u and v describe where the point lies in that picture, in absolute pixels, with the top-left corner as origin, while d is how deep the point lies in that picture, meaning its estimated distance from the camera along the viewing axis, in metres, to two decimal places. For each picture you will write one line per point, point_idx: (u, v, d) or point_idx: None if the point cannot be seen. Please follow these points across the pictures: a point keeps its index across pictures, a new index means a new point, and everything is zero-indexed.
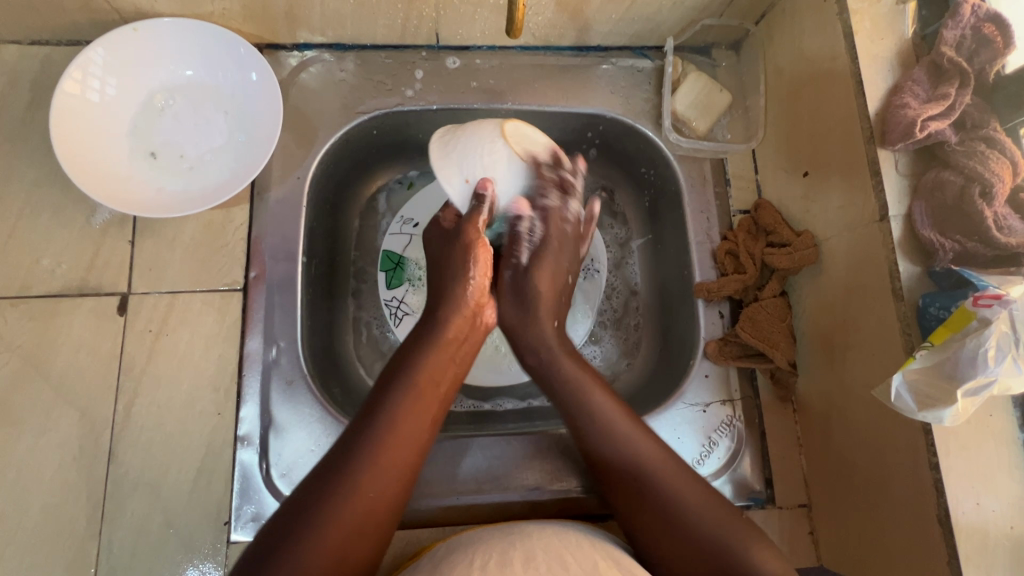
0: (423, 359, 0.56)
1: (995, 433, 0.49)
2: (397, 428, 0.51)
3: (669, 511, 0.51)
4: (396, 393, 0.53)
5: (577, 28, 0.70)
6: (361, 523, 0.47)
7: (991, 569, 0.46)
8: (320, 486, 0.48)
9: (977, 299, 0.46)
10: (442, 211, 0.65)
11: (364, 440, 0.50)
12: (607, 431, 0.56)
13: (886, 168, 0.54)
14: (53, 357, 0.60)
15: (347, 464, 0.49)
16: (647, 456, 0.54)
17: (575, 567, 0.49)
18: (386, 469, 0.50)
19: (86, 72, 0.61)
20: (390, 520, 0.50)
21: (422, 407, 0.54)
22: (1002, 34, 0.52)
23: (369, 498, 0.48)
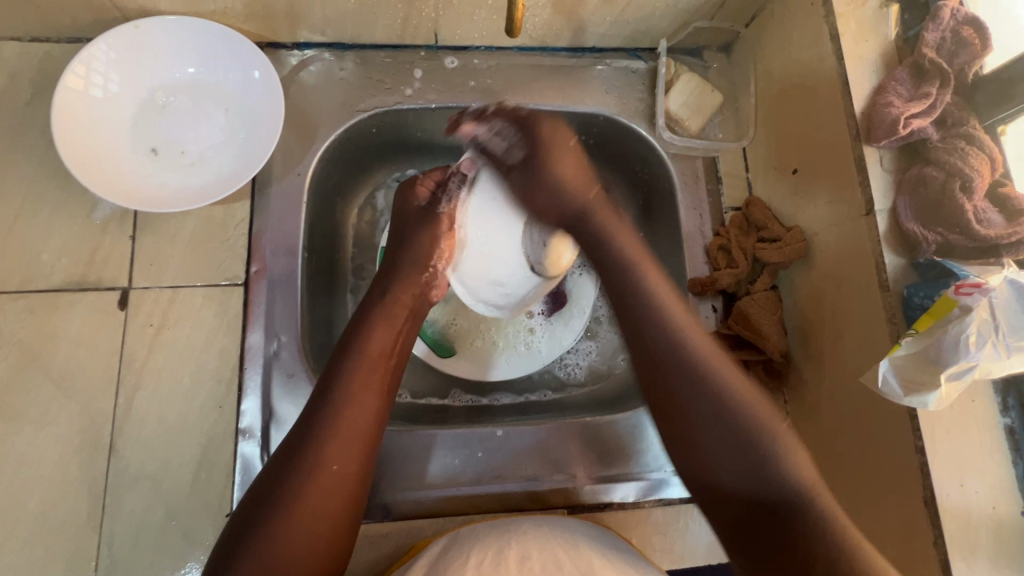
0: (366, 337, 0.58)
1: (977, 419, 0.51)
2: (350, 403, 0.53)
3: (703, 384, 0.52)
4: (346, 368, 0.55)
5: (573, 28, 0.72)
6: (324, 498, 0.49)
7: (972, 547, 0.49)
8: (279, 472, 0.49)
9: (959, 288, 0.48)
10: (421, 176, 0.70)
11: (316, 423, 0.51)
12: (680, 345, 0.54)
13: (871, 164, 0.56)
14: (53, 350, 0.61)
15: (305, 437, 0.51)
16: (727, 377, 0.52)
17: (569, 566, 0.51)
18: (343, 447, 0.51)
19: (89, 68, 0.62)
20: (359, 496, 0.51)
21: (370, 382, 0.55)
22: (979, 37, 0.54)
23: (330, 471, 0.50)
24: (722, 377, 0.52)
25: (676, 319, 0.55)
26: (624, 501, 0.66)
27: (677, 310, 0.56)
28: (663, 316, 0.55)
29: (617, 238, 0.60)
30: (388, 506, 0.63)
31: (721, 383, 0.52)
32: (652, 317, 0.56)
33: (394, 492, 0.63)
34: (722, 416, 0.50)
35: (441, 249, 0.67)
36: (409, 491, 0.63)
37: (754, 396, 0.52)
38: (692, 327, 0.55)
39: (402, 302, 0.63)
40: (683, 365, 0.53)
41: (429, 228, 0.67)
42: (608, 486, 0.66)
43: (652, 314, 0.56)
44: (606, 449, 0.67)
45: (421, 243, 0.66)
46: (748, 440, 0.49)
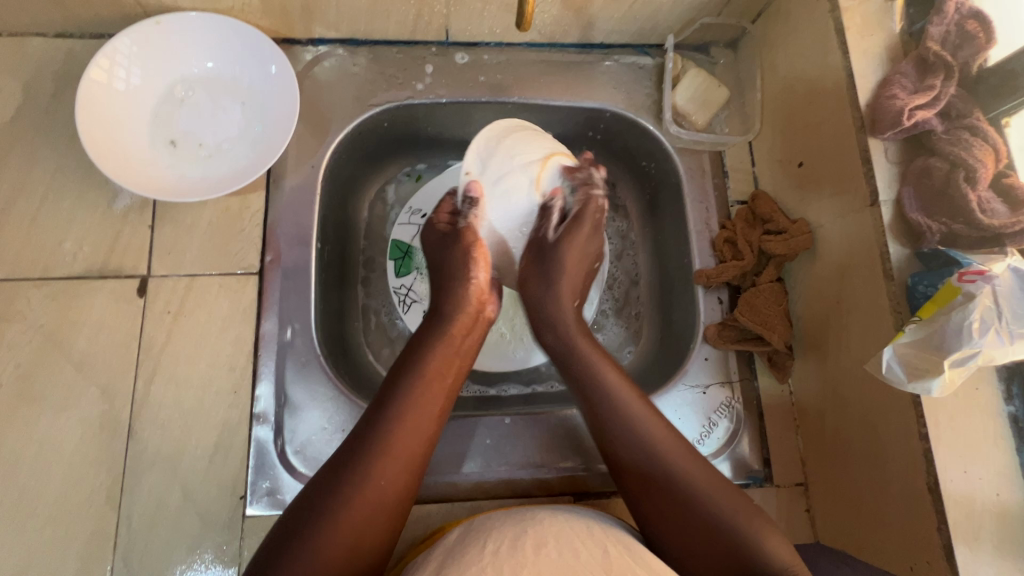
0: (423, 357, 0.58)
1: (981, 407, 0.51)
2: (405, 420, 0.53)
3: (653, 464, 0.54)
4: (406, 385, 0.56)
5: (582, 25, 0.73)
6: (372, 512, 0.49)
7: (976, 533, 0.49)
8: (330, 480, 0.50)
9: (962, 275, 0.48)
10: (436, 211, 0.67)
11: (369, 437, 0.52)
12: (622, 413, 0.57)
13: (876, 155, 0.57)
14: (75, 336, 0.62)
15: (360, 448, 0.51)
16: (653, 433, 0.56)
17: (586, 557, 0.49)
18: (393, 465, 0.51)
19: (112, 61, 0.63)
20: (400, 514, 0.51)
21: (426, 402, 0.55)
22: (984, 32, 0.55)
23: (379, 485, 0.50)
24: (667, 460, 0.54)
25: (624, 400, 0.57)
26: None
27: (626, 389, 0.58)
28: (596, 377, 0.59)
29: (569, 335, 0.63)
30: None
31: (639, 430, 0.56)
32: (594, 375, 0.60)
33: None
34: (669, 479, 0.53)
35: (476, 258, 0.63)
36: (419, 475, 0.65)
37: (691, 459, 0.54)
38: (635, 400, 0.58)
39: (459, 324, 0.62)
40: (623, 428, 0.56)
41: (456, 245, 0.64)
42: (615, 473, 0.67)
43: (597, 387, 0.59)
44: None
45: (455, 259, 0.63)
46: (704, 518, 0.50)
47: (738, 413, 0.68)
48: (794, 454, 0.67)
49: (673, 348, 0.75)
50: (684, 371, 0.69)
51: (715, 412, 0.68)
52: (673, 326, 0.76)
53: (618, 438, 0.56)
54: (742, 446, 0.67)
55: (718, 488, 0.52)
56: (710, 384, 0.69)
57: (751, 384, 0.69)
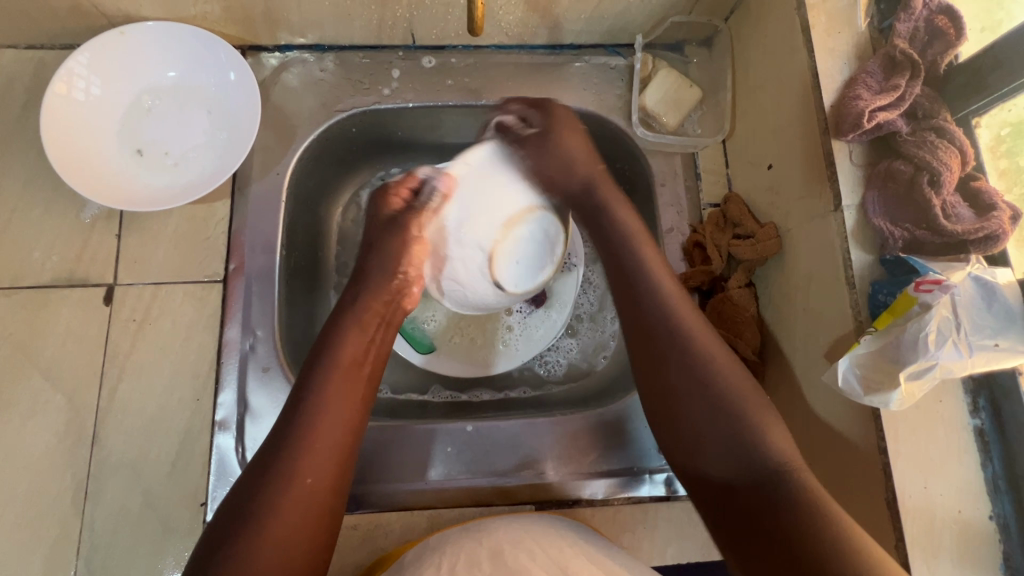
0: (337, 347, 0.57)
1: (945, 421, 0.49)
2: (322, 414, 0.52)
3: (709, 399, 0.52)
4: (318, 379, 0.54)
5: (549, 26, 0.72)
6: (297, 513, 0.48)
7: (935, 550, 0.47)
8: (250, 490, 0.48)
9: (920, 284, 0.45)
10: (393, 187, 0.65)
11: (285, 438, 0.51)
12: (671, 318, 0.56)
13: (840, 158, 0.55)
14: (42, 344, 0.63)
15: (274, 451, 0.50)
16: (693, 329, 0.55)
17: (542, 556, 0.51)
18: (315, 471, 0.50)
19: (74, 74, 0.64)
20: (329, 514, 0.50)
21: (342, 392, 0.54)
22: (955, 26, 0.53)
23: (303, 485, 0.49)
24: (719, 374, 0.53)
25: (682, 317, 0.56)
26: (593, 499, 0.65)
27: (710, 340, 0.55)
28: (643, 265, 0.59)
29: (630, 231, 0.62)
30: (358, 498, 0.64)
31: (722, 382, 0.52)
32: (647, 275, 0.59)
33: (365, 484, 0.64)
34: (717, 405, 0.51)
35: (413, 253, 0.63)
36: (380, 483, 0.64)
37: (765, 414, 0.51)
38: (692, 316, 0.57)
39: (374, 309, 0.61)
40: (686, 368, 0.53)
41: (396, 235, 0.63)
42: (579, 483, 0.66)
43: (683, 356, 0.54)
44: (577, 445, 0.67)
45: (391, 246, 0.63)
46: (738, 435, 0.50)
47: None
48: None
49: None
50: None
51: None
52: None
53: (653, 327, 0.56)
54: None
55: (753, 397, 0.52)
56: None
57: None
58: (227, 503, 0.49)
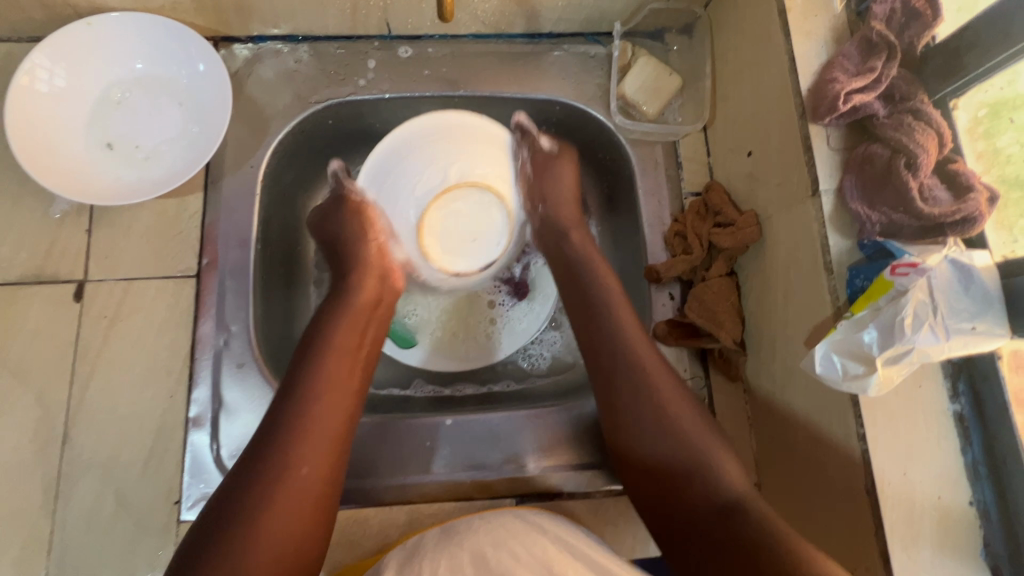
0: (331, 334, 0.58)
1: (923, 406, 0.49)
2: (320, 402, 0.53)
3: (666, 432, 0.54)
4: (315, 365, 0.55)
5: (526, 14, 0.71)
6: (294, 504, 0.48)
7: (916, 538, 0.47)
8: (245, 479, 0.48)
9: (895, 268, 0.45)
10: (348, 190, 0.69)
11: (282, 426, 0.51)
12: (631, 355, 0.58)
13: (817, 143, 0.54)
14: (10, 343, 0.62)
15: (272, 439, 0.50)
16: (652, 371, 0.57)
17: (525, 558, 0.50)
18: (299, 472, 0.49)
19: (40, 64, 0.63)
20: (326, 503, 0.50)
21: (339, 380, 0.55)
22: (932, 5, 0.51)
23: (302, 475, 0.49)
24: (679, 417, 0.55)
25: (643, 354, 0.58)
26: (576, 491, 0.65)
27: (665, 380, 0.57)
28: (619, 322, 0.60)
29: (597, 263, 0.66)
30: None
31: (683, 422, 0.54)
32: (612, 315, 0.61)
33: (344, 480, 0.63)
34: (675, 440, 0.54)
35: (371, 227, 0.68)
36: (357, 478, 0.64)
37: (721, 449, 0.53)
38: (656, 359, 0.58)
39: (363, 301, 0.63)
40: (648, 417, 0.55)
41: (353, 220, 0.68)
42: (561, 475, 0.65)
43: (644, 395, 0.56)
44: (559, 437, 0.66)
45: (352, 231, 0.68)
46: (691, 468, 0.52)
47: None
48: (747, 454, 0.65)
49: None
50: None
51: None
52: None
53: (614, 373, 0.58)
54: None
55: (707, 439, 0.54)
56: None
57: (704, 380, 0.68)
58: (218, 497, 0.48)
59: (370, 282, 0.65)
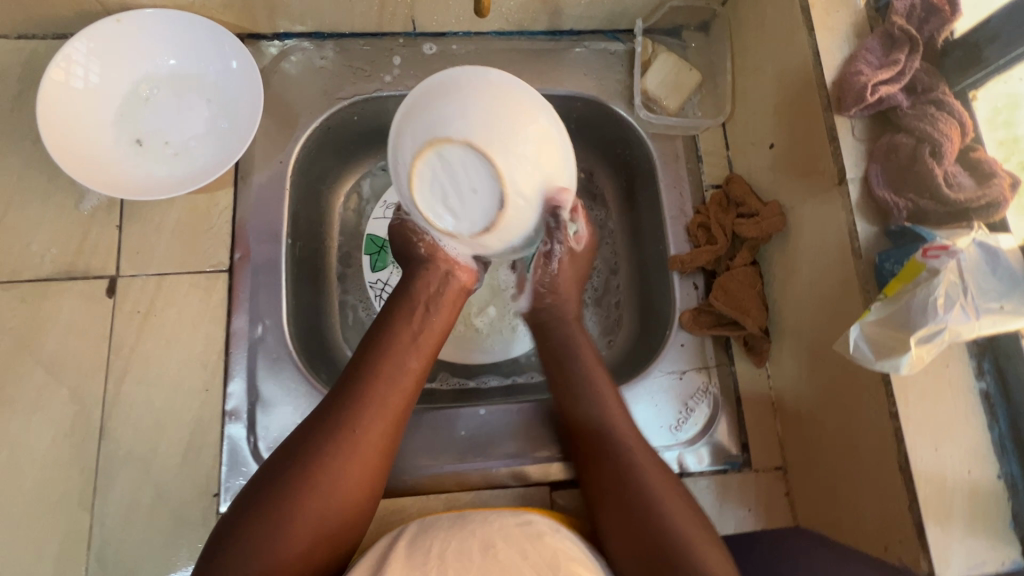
0: (393, 329, 0.59)
1: (952, 384, 0.51)
2: (378, 392, 0.55)
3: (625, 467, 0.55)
4: (375, 355, 0.57)
5: (549, 11, 0.73)
6: (345, 477, 0.50)
7: (947, 511, 0.49)
8: (303, 446, 0.51)
9: (926, 251, 0.47)
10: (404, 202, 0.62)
11: (342, 407, 0.53)
12: (596, 383, 0.62)
13: (843, 133, 0.56)
14: (44, 339, 0.62)
15: (331, 417, 0.53)
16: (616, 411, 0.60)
17: (534, 557, 0.49)
18: (355, 460, 0.51)
19: (72, 60, 0.63)
20: (373, 483, 0.53)
21: (396, 371, 0.57)
22: (949, 2, 0.54)
23: (359, 451, 0.52)
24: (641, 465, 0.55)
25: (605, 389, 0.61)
26: None
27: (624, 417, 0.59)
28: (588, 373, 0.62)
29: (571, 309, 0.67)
30: None
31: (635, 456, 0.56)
32: (569, 345, 0.65)
33: None
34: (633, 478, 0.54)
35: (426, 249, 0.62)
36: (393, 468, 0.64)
37: (669, 488, 0.54)
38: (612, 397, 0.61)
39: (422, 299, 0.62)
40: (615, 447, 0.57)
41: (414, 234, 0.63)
42: None
43: (612, 426, 0.58)
44: None
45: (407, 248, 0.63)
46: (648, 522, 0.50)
47: (715, 399, 0.68)
48: (772, 438, 0.67)
49: (652, 337, 0.74)
50: (660, 357, 0.69)
51: (692, 398, 0.68)
52: (650, 315, 0.76)
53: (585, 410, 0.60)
54: (719, 432, 0.67)
55: (669, 488, 0.53)
56: (686, 369, 0.69)
57: (728, 368, 0.69)
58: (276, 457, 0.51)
59: (432, 284, 0.62)
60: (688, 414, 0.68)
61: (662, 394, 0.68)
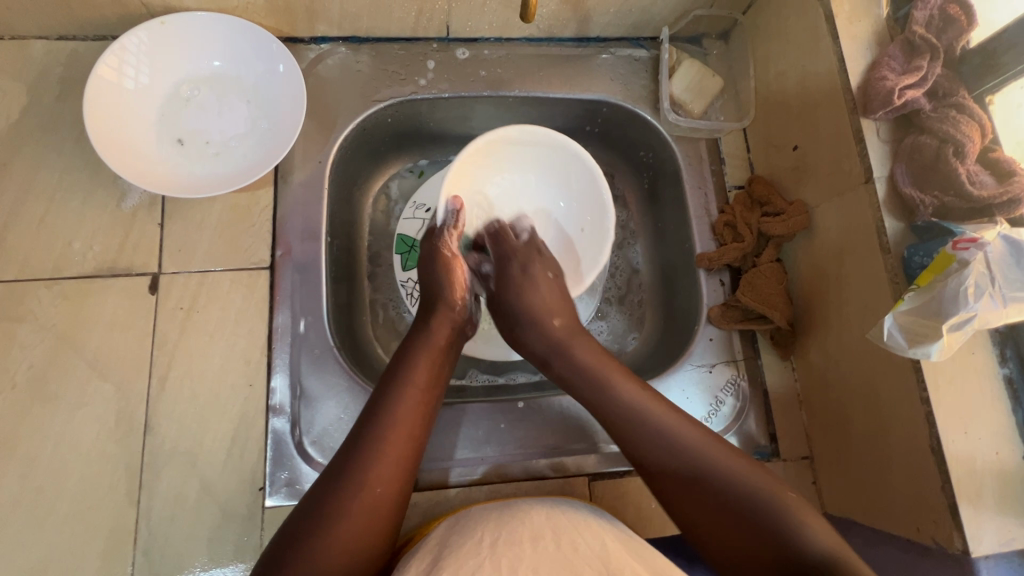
0: (410, 366, 0.59)
1: (978, 370, 0.54)
2: (396, 431, 0.54)
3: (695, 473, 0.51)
4: (394, 391, 0.56)
5: (578, 19, 0.75)
6: (367, 520, 0.49)
7: (979, 490, 0.51)
8: (325, 490, 0.50)
9: (957, 243, 0.51)
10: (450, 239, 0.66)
11: (362, 446, 0.52)
12: (630, 401, 0.57)
13: (869, 135, 0.59)
14: (87, 336, 0.62)
15: (353, 456, 0.52)
16: (672, 425, 0.54)
17: (584, 548, 0.49)
18: (389, 470, 0.52)
19: (121, 60, 0.64)
20: (394, 521, 0.52)
21: (413, 406, 0.56)
22: (965, 13, 0.58)
23: (376, 495, 0.50)
24: (716, 464, 0.51)
25: (631, 404, 0.56)
26: None
27: (626, 381, 0.59)
28: (604, 383, 0.59)
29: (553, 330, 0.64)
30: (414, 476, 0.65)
31: (624, 399, 0.57)
32: (588, 371, 0.60)
33: (420, 463, 0.65)
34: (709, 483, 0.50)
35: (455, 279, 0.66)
36: (433, 462, 0.66)
37: (741, 461, 0.51)
38: (654, 405, 0.56)
39: (441, 334, 0.63)
40: (624, 415, 0.56)
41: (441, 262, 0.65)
42: None
43: (611, 393, 0.57)
44: None
45: (438, 273, 0.65)
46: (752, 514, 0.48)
47: (742, 391, 0.70)
48: (799, 429, 0.69)
49: (679, 332, 0.76)
50: (690, 351, 0.71)
51: (721, 390, 0.70)
52: (676, 312, 0.78)
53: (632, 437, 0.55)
54: (748, 422, 0.69)
55: (762, 480, 0.50)
56: (716, 363, 0.71)
57: (754, 361, 0.72)
58: (304, 500, 0.51)
59: (445, 320, 0.64)
60: (718, 406, 0.70)
61: (693, 386, 0.70)
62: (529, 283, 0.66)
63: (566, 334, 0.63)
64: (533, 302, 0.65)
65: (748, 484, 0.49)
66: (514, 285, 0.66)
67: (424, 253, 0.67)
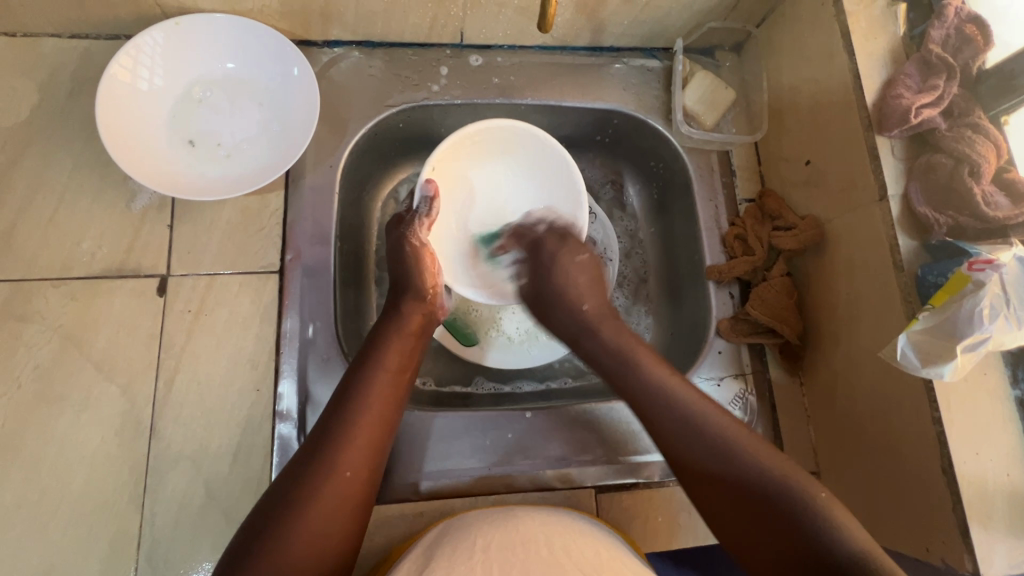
0: (381, 351, 0.59)
1: (990, 392, 0.54)
2: (364, 413, 0.54)
3: (727, 463, 0.52)
4: (365, 374, 0.57)
5: (593, 28, 0.75)
6: (334, 503, 0.49)
7: (990, 512, 0.51)
8: (296, 473, 0.50)
9: (972, 264, 0.51)
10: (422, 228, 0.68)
11: (332, 429, 0.53)
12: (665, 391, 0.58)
13: (884, 153, 0.59)
14: (94, 336, 0.62)
15: (325, 438, 0.52)
16: (674, 390, 0.58)
17: (576, 553, 0.50)
18: (358, 452, 0.52)
19: (135, 60, 0.64)
20: (363, 505, 0.52)
21: (384, 392, 0.56)
22: (982, 33, 0.58)
23: (346, 476, 0.51)
24: (735, 441, 0.53)
25: (678, 392, 0.57)
26: (650, 480, 0.67)
27: (646, 351, 0.62)
28: (635, 358, 0.61)
29: (582, 312, 0.66)
30: (419, 485, 0.64)
31: (681, 405, 0.56)
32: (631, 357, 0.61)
33: (426, 472, 0.65)
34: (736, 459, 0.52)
35: (427, 262, 0.67)
36: (439, 470, 0.65)
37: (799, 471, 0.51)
38: (697, 397, 0.57)
39: (413, 321, 0.64)
40: (661, 407, 0.57)
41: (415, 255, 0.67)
42: (637, 464, 0.68)
43: (639, 373, 0.60)
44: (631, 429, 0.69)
45: (409, 263, 0.67)
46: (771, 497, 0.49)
47: (751, 405, 0.70)
48: (806, 444, 0.69)
49: (687, 344, 0.76)
50: (699, 364, 0.71)
51: (730, 404, 0.70)
52: (684, 323, 0.78)
53: (656, 416, 0.57)
54: None
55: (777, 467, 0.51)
56: (724, 376, 0.71)
57: (763, 375, 0.71)
58: (277, 484, 0.51)
59: (417, 308, 0.65)
60: None
61: None
62: (563, 265, 0.68)
63: (596, 315, 0.66)
64: (567, 285, 0.67)
65: (780, 476, 0.50)
66: (553, 264, 0.69)
67: (391, 239, 0.69)
